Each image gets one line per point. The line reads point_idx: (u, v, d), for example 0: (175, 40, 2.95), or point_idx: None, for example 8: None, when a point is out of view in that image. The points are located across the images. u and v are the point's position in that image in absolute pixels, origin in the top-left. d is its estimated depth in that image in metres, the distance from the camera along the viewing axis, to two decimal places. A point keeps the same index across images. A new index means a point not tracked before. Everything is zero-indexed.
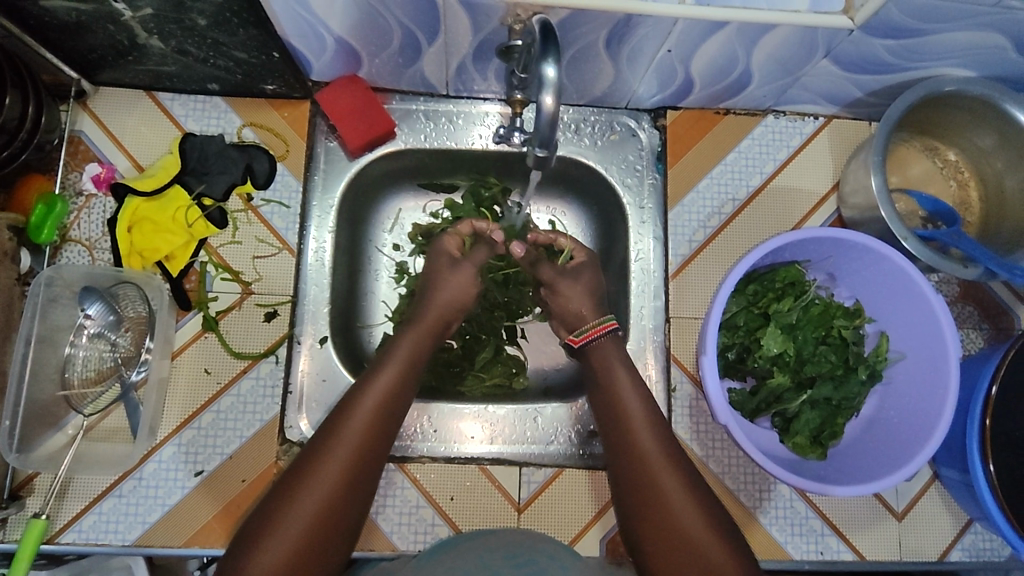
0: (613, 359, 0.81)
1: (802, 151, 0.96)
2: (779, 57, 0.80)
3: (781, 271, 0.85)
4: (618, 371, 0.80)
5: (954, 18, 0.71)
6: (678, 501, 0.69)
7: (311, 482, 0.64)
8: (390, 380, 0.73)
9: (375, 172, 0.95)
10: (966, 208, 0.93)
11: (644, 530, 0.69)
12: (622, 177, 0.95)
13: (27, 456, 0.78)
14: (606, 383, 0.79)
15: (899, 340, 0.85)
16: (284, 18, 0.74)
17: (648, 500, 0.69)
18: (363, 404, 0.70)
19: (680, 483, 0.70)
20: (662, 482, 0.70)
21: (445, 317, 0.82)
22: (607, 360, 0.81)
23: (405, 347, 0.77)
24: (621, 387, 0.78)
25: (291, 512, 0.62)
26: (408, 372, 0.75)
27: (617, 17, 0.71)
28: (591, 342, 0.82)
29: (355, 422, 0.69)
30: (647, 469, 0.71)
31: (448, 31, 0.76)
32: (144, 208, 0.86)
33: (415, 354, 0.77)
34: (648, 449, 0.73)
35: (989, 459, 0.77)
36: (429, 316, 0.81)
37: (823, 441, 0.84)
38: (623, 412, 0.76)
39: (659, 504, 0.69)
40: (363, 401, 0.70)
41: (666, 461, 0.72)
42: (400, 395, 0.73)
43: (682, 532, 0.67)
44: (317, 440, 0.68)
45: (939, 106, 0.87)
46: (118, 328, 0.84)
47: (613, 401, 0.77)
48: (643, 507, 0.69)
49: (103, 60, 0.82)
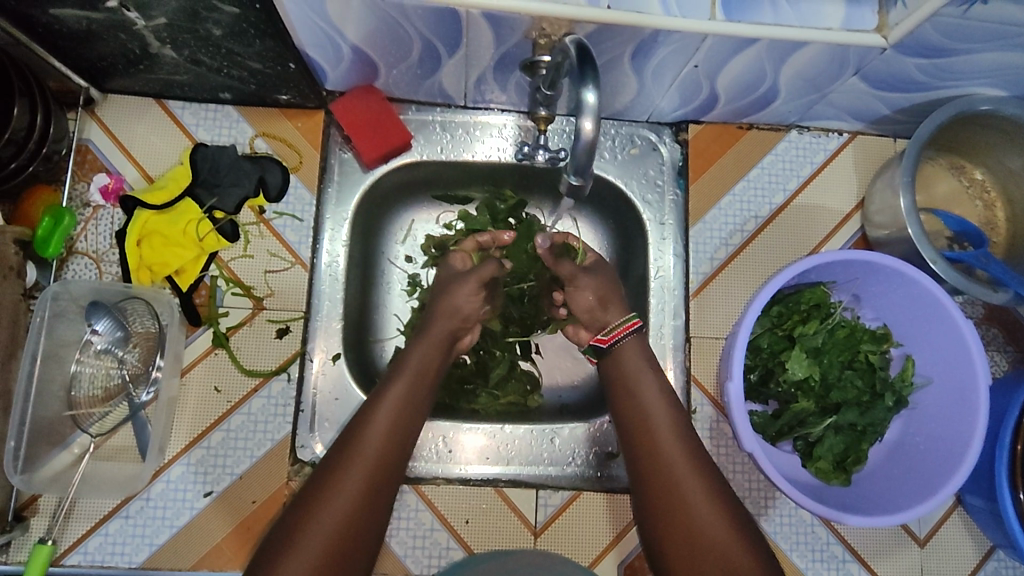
0: (639, 367, 0.78)
1: (826, 168, 0.94)
2: (808, 74, 0.78)
3: (806, 292, 0.83)
4: (646, 385, 0.77)
5: (989, 39, 0.69)
6: (710, 524, 0.66)
7: (328, 501, 0.62)
8: (400, 394, 0.71)
9: (389, 183, 0.93)
10: (992, 229, 0.91)
11: (671, 554, 0.67)
12: (643, 193, 0.93)
13: (32, 477, 0.75)
14: (633, 395, 0.76)
15: (925, 365, 0.84)
16: (302, 29, 0.72)
17: (675, 521, 0.67)
18: (378, 420, 0.68)
19: (712, 505, 0.67)
20: (693, 504, 0.67)
21: (454, 330, 0.80)
22: (634, 369, 0.78)
23: (416, 359, 0.75)
24: (650, 403, 0.75)
25: (308, 533, 0.60)
26: (418, 385, 0.73)
27: (645, 33, 0.69)
28: (620, 342, 0.80)
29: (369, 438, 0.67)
30: (675, 489, 0.68)
31: (470, 43, 0.74)
32: (154, 220, 0.83)
33: (427, 367, 0.76)
34: (677, 469, 0.69)
35: (1019, 488, 0.76)
36: (435, 329, 0.79)
37: (847, 467, 0.82)
38: (650, 429, 0.73)
39: (690, 528, 0.66)
40: (377, 416, 0.69)
41: (696, 478, 0.69)
42: (412, 409, 0.71)
43: (716, 556, 0.64)
44: (331, 459, 0.66)
45: (968, 125, 0.86)
46: (125, 344, 0.82)
47: (642, 412, 0.75)
48: (671, 528, 0.67)
49: (113, 68, 0.80)
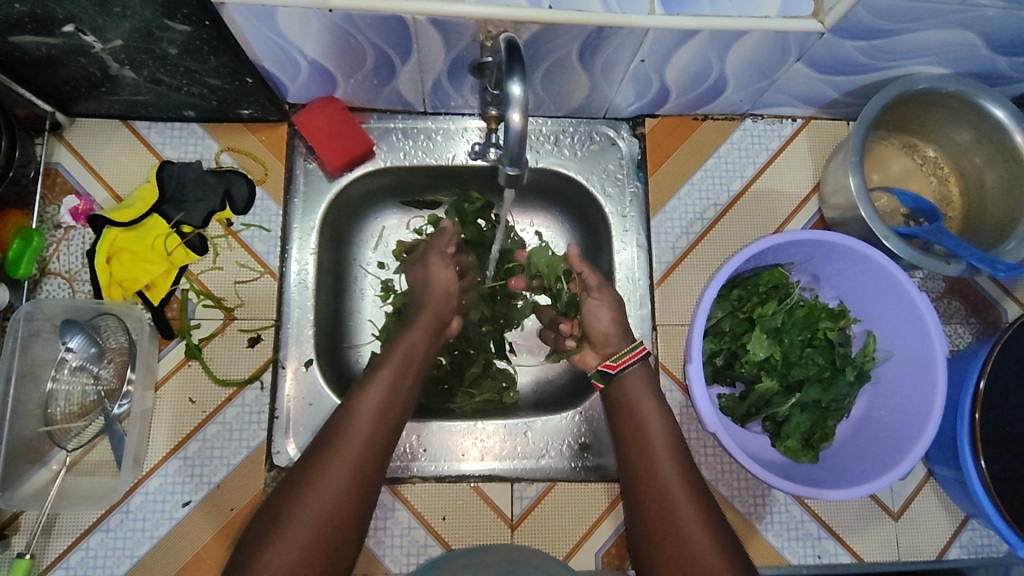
0: (643, 393, 0.78)
1: (781, 153, 0.96)
2: (752, 62, 0.80)
3: (764, 275, 0.85)
4: (646, 405, 0.77)
5: (921, 18, 0.71)
6: (706, 544, 0.66)
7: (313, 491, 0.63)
8: (350, 465, 0.66)
9: (356, 191, 0.95)
10: (947, 204, 0.94)
11: (651, 540, 0.69)
12: (603, 187, 0.95)
13: (11, 495, 0.77)
14: (632, 413, 0.77)
15: (885, 339, 0.85)
16: (256, 43, 0.74)
17: (668, 544, 0.67)
18: (313, 493, 0.63)
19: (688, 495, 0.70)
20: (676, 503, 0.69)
21: (435, 318, 0.81)
22: (637, 393, 0.78)
23: (363, 420, 0.69)
24: (645, 414, 0.76)
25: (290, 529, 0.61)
26: (374, 454, 0.68)
27: (588, 30, 0.71)
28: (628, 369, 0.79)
29: (305, 513, 0.62)
30: (665, 495, 0.70)
31: (421, 49, 0.76)
32: (122, 238, 0.85)
33: (380, 436, 0.69)
34: (665, 469, 0.72)
35: (980, 455, 0.77)
36: (426, 314, 0.80)
37: (814, 443, 0.84)
38: (643, 431, 0.75)
39: (683, 549, 0.66)
40: (314, 489, 0.63)
41: (686, 486, 0.71)
42: (368, 484, 0.66)
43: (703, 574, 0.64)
44: (266, 516, 0.62)
45: (914, 104, 0.88)
46: (100, 360, 0.84)
47: (638, 429, 0.75)
48: (665, 549, 0.67)
49: (76, 92, 0.82)
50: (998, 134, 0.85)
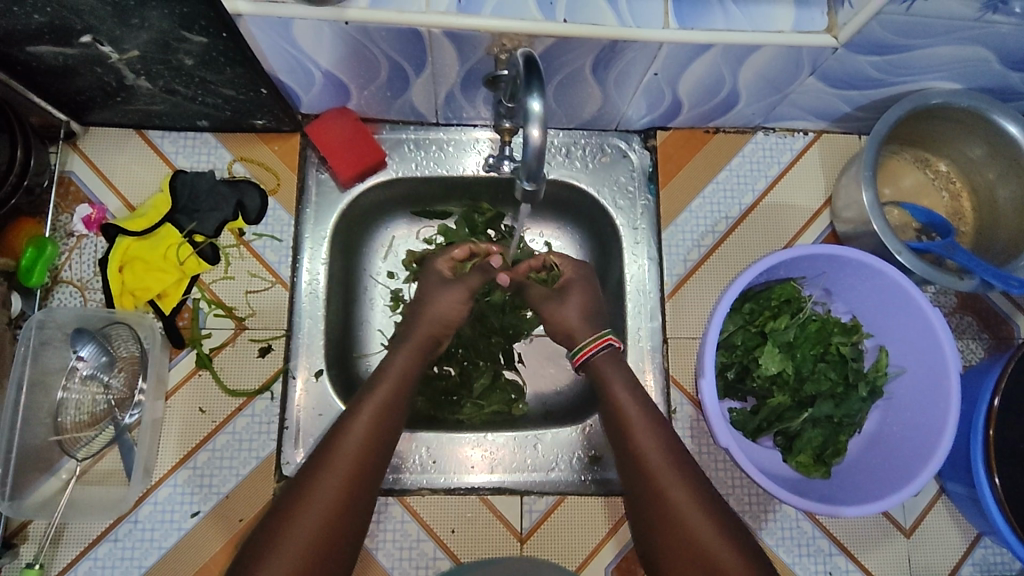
0: (611, 373, 0.78)
1: (793, 167, 0.96)
2: (765, 76, 0.80)
3: (776, 289, 0.85)
4: (642, 438, 0.73)
5: (936, 34, 0.71)
6: (716, 543, 0.66)
7: (308, 501, 0.64)
8: (325, 515, 0.64)
9: (366, 202, 0.95)
10: (959, 219, 0.93)
11: (645, 515, 0.70)
12: (614, 200, 0.95)
13: (20, 504, 0.77)
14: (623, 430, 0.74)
15: (898, 355, 0.85)
16: (272, 54, 0.74)
17: (681, 555, 0.67)
18: (310, 503, 0.64)
19: (673, 468, 0.71)
20: (660, 477, 0.70)
21: (435, 334, 0.81)
22: (608, 376, 0.78)
23: (356, 430, 0.69)
24: (616, 390, 0.76)
25: (287, 541, 0.62)
26: (337, 522, 0.64)
27: (603, 44, 0.71)
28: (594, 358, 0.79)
29: (303, 524, 0.63)
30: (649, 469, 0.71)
31: (435, 61, 0.76)
32: (135, 247, 0.85)
33: (372, 445, 0.69)
34: (645, 443, 0.72)
35: (994, 472, 0.76)
36: (417, 334, 0.80)
37: (826, 459, 0.83)
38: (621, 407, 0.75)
39: (681, 535, 0.67)
40: (283, 546, 0.62)
41: (661, 454, 0.71)
42: (363, 488, 0.67)
43: (698, 550, 0.66)
44: (264, 530, 0.64)
45: (927, 119, 0.88)
46: (111, 369, 0.84)
47: (651, 481, 0.70)
48: (660, 528, 0.68)
49: (91, 101, 0.83)
50: (1011, 150, 0.84)
